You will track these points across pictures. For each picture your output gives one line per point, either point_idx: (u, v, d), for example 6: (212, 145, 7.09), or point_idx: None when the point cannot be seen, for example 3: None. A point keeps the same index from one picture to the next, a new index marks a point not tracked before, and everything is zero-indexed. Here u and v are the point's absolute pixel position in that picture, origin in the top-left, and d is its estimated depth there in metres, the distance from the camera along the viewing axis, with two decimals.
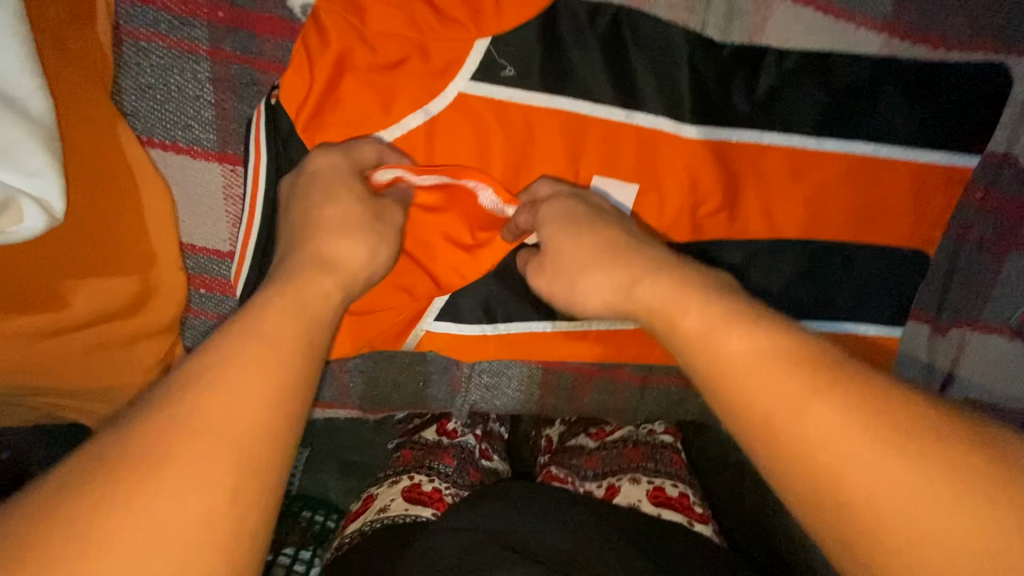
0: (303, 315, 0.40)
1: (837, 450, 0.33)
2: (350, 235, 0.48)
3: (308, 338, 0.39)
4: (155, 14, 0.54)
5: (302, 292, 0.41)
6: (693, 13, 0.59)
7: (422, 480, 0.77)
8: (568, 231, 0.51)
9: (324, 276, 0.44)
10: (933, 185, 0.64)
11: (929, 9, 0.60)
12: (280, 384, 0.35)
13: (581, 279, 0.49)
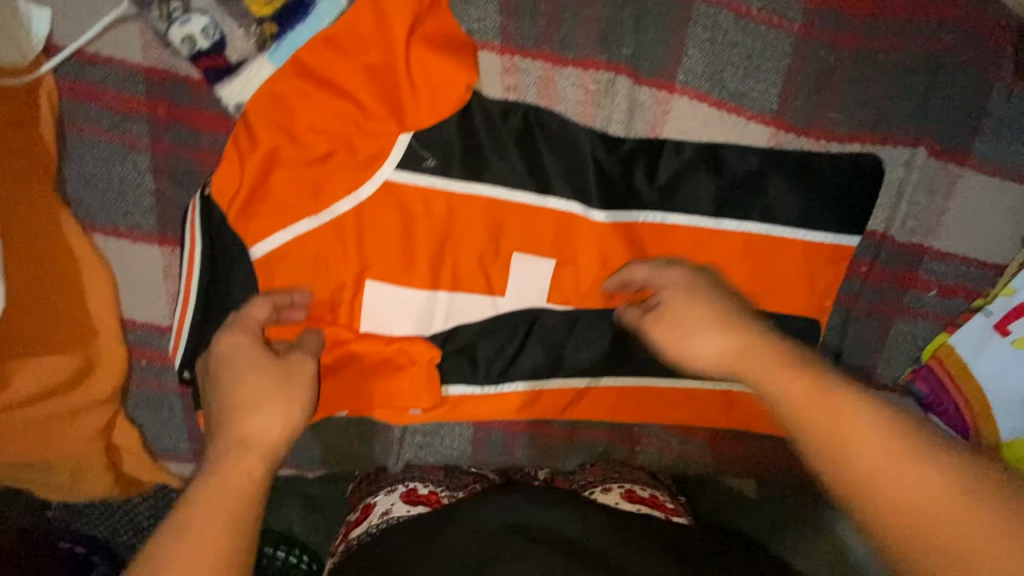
0: (240, 495, 0.46)
1: (860, 451, 0.43)
2: (269, 407, 0.50)
3: (239, 520, 0.45)
4: (98, 113, 0.59)
5: (226, 478, 0.46)
6: (599, 106, 0.66)
7: (418, 484, 0.74)
8: (693, 315, 0.54)
9: (246, 458, 0.48)
10: (822, 260, 0.71)
11: (810, 106, 0.67)
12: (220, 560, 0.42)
13: (695, 346, 0.53)
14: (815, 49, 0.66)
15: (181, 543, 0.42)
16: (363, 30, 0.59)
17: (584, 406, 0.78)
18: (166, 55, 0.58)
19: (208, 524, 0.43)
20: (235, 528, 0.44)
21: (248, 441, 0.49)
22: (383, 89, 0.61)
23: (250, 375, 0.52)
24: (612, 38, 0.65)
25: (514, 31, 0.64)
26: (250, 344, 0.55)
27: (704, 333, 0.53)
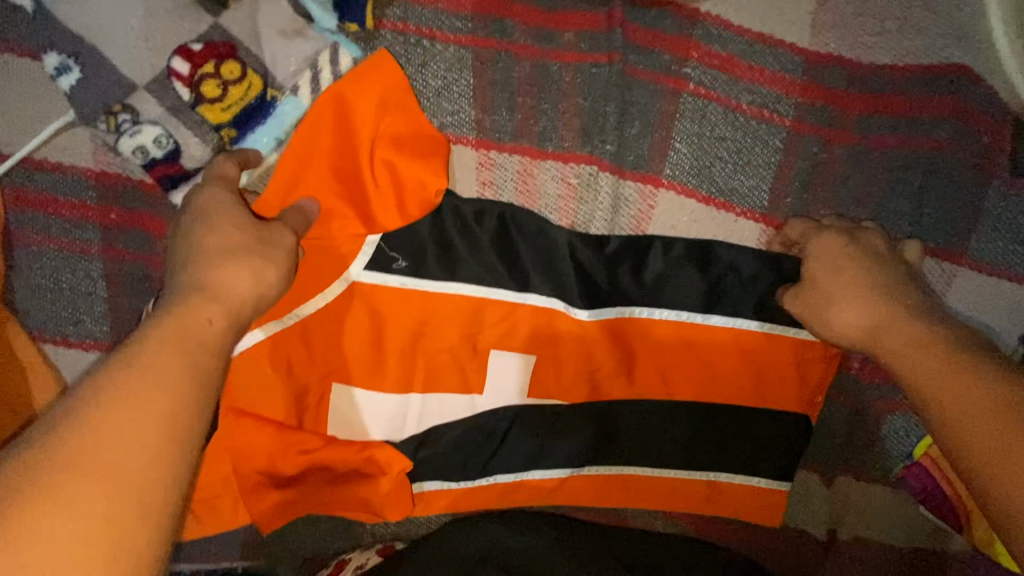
0: (199, 344, 0.40)
1: (955, 384, 0.47)
2: (243, 258, 0.45)
3: (198, 365, 0.40)
4: (46, 220, 0.56)
5: (187, 323, 0.41)
6: (580, 201, 0.63)
7: (396, 542, 0.74)
8: (834, 264, 0.59)
9: (206, 303, 0.42)
10: (813, 357, 0.68)
11: (800, 203, 0.64)
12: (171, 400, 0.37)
13: (834, 308, 0.59)
14: (807, 144, 0.63)
15: (135, 377, 0.36)
16: (329, 126, 0.56)
17: (563, 496, 0.74)
18: (117, 162, 0.55)
19: (163, 364, 0.38)
20: (202, 378, 0.39)
21: (215, 286, 0.43)
22: (353, 185, 0.58)
23: (225, 226, 0.47)
24: (594, 131, 0.62)
25: (490, 125, 0.61)
26: (224, 198, 0.49)
27: (847, 287, 0.58)
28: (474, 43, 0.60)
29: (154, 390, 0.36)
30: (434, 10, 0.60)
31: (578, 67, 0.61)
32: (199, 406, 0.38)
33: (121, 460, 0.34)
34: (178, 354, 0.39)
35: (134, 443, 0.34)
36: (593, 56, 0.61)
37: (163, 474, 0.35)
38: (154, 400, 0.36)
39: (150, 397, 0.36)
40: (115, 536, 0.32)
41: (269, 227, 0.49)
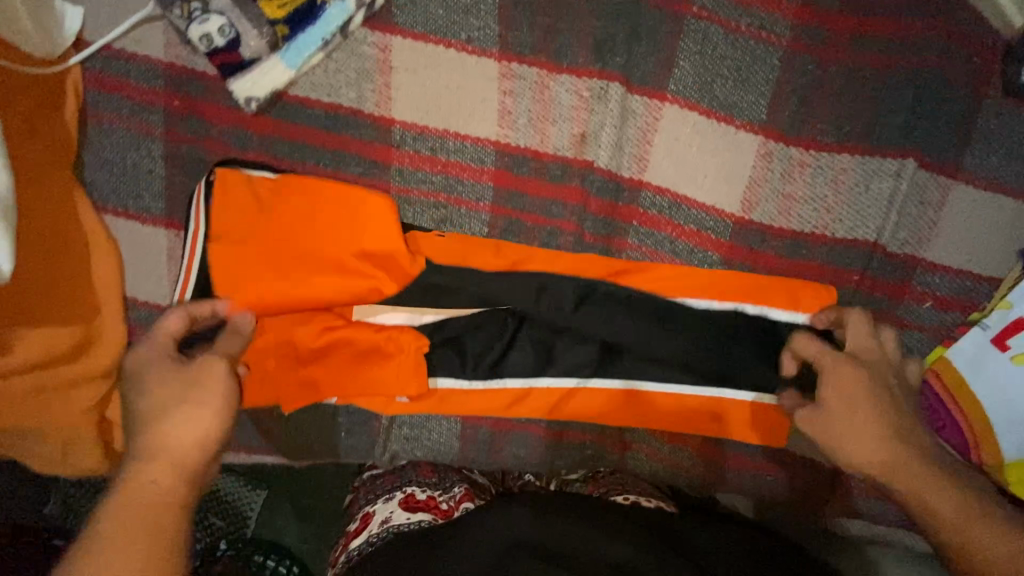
0: (151, 506, 0.46)
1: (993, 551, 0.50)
2: (176, 411, 0.51)
3: (152, 521, 0.45)
4: (118, 102, 0.63)
5: (135, 486, 0.46)
6: (592, 114, 0.68)
7: (415, 489, 0.74)
8: (853, 412, 0.58)
9: (150, 465, 0.48)
10: (809, 268, 0.72)
11: (797, 117, 0.69)
12: (157, 509, 0.46)
13: (850, 445, 0.58)
14: (804, 62, 0.68)
15: (127, 505, 0.45)
16: (273, 221, 0.64)
17: (570, 407, 0.76)
18: (185, 53, 0.63)
19: (156, 487, 0.47)
20: (156, 534, 0.44)
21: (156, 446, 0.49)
22: (284, 283, 0.64)
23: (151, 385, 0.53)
24: (606, 47, 0.67)
25: (511, 40, 0.66)
26: (149, 355, 0.55)
27: (865, 421, 0.57)
28: None
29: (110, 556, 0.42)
30: None
31: None
32: (167, 565, 0.43)
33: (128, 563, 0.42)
34: (167, 473, 0.48)
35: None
36: None
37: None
38: (154, 511, 0.45)
39: (120, 569, 0.41)
40: None
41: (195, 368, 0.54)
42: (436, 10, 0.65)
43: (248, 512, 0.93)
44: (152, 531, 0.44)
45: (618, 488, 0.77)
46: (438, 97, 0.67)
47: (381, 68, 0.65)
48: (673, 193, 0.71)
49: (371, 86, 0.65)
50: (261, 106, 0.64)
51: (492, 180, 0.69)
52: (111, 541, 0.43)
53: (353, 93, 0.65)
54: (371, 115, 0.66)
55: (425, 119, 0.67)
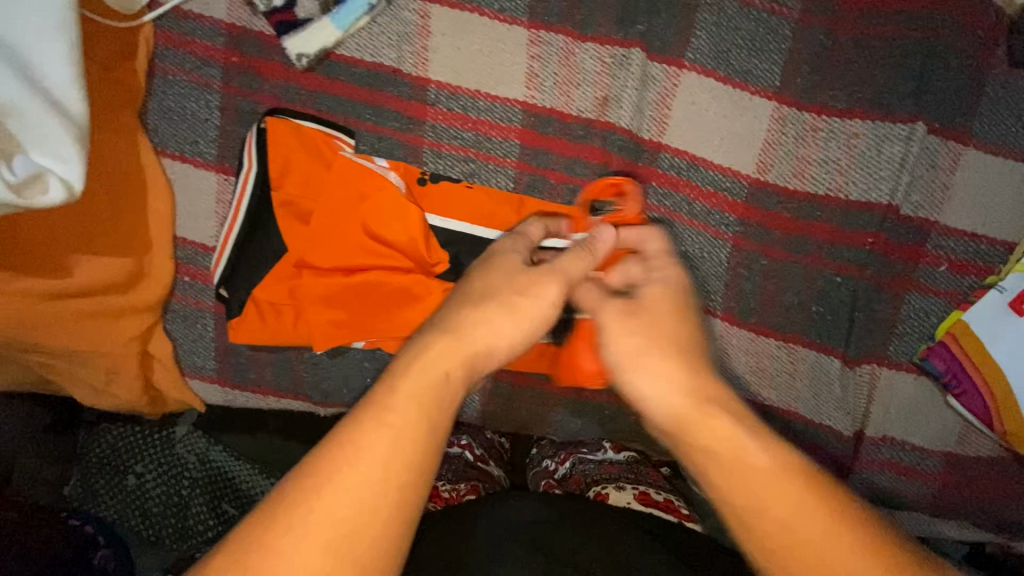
0: (433, 393, 0.45)
1: (790, 513, 0.44)
2: (499, 315, 0.52)
3: (431, 422, 0.44)
4: (182, 57, 0.69)
5: (430, 371, 0.46)
6: (614, 79, 0.73)
7: None
8: (641, 351, 0.54)
9: (448, 355, 0.48)
10: (824, 231, 0.74)
11: (809, 85, 0.73)
12: (440, 398, 0.45)
13: (637, 380, 0.53)
14: (814, 33, 0.72)
15: (417, 378, 0.45)
16: (319, 189, 0.69)
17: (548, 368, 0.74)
18: (245, 13, 0.69)
19: (436, 374, 0.46)
20: (433, 431, 0.44)
21: (465, 339, 0.49)
22: (320, 241, 0.68)
23: (494, 274, 0.55)
24: (627, 18, 0.72)
25: (539, 10, 0.72)
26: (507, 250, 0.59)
27: (634, 351, 0.54)
28: None
29: (385, 432, 0.42)
30: None
31: None
32: (428, 449, 0.43)
33: (406, 430, 0.43)
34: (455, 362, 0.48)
35: (363, 495, 0.40)
36: None
37: (420, 456, 0.43)
38: (436, 391, 0.45)
39: (402, 434, 0.42)
40: (398, 492, 0.41)
41: (531, 278, 0.55)
42: None
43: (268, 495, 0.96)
44: (427, 436, 0.43)
45: (629, 478, 0.81)
46: (471, 60, 0.72)
47: (420, 32, 0.71)
48: (691, 155, 0.75)
49: (410, 49, 0.71)
50: (311, 63, 0.70)
51: (519, 138, 0.73)
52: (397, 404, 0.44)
53: (393, 54, 0.71)
54: (410, 75, 0.72)
55: (458, 80, 0.72)
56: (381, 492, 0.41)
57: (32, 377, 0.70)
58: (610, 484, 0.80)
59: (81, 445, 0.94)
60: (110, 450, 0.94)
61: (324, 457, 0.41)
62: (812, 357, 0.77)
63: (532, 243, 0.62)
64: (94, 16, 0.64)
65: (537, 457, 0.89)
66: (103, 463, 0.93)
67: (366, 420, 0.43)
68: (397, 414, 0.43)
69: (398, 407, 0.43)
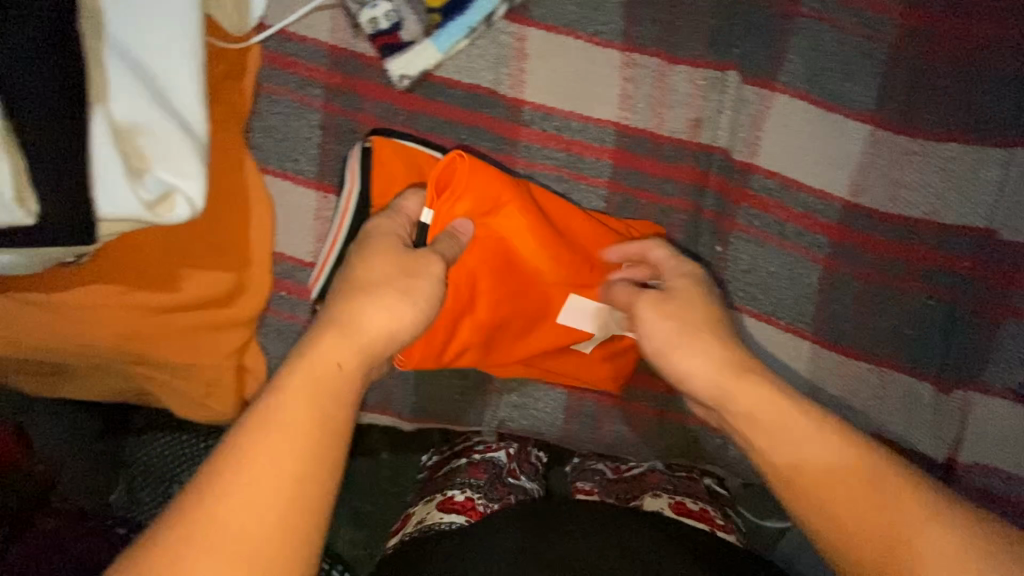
0: (326, 383, 0.48)
1: (835, 479, 0.50)
2: (385, 298, 0.53)
3: (324, 411, 0.47)
4: (287, 78, 0.71)
5: (315, 365, 0.48)
6: (707, 101, 0.74)
7: (455, 491, 0.72)
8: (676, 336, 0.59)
9: (339, 345, 0.50)
10: (919, 253, 0.74)
11: (905, 109, 0.73)
12: (331, 388, 0.48)
13: (675, 367, 0.59)
14: (909, 57, 0.72)
15: (304, 374, 0.48)
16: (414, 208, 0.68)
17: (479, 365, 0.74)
18: (349, 36, 0.71)
19: (321, 365, 0.48)
20: (331, 418, 0.47)
21: (353, 328, 0.51)
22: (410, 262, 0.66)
23: (375, 260, 0.56)
24: (721, 42, 0.73)
25: (634, 33, 0.73)
26: (386, 234, 0.59)
27: (671, 339, 0.59)
28: None
29: (274, 428, 0.44)
30: None
31: None
32: (324, 433, 0.46)
33: (298, 423, 0.45)
34: (347, 351, 0.50)
35: (265, 497, 0.42)
36: None
37: (315, 445, 0.45)
38: (324, 380, 0.48)
39: (295, 425, 0.45)
40: (300, 482, 0.43)
41: (417, 259, 0.57)
42: (568, 7, 0.72)
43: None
44: (319, 423, 0.46)
45: (670, 489, 0.75)
46: (566, 81, 0.73)
47: (517, 55, 0.72)
48: (783, 177, 0.75)
49: (507, 70, 0.72)
50: (411, 85, 0.71)
51: (611, 158, 0.74)
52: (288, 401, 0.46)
53: (491, 76, 0.72)
54: (506, 96, 0.73)
55: (553, 101, 0.73)
56: (288, 485, 0.43)
57: (131, 386, 0.71)
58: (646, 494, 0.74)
59: (129, 454, 0.91)
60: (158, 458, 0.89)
61: (215, 467, 0.42)
62: (903, 380, 0.77)
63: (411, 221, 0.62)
64: (216, 41, 0.65)
65: (578, 471, 0.81)
66: (151, 472, 0.88)
67: (257, 424, 0.44)
68: (292, 411, 0.45)
69: (286, 404, 0.45)
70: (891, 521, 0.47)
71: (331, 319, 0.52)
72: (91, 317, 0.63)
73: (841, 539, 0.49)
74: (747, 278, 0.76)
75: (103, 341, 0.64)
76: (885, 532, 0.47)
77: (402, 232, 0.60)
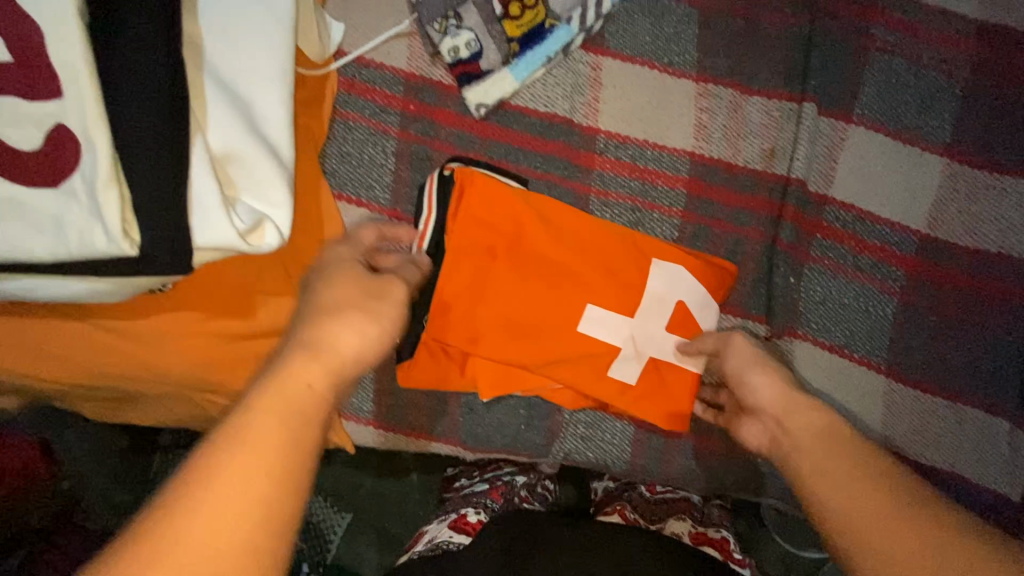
0: (298, 408, 0.41)
1: (864, 489, 0.46)
2: (350, 317, 0.46)
3: (296, 437, 0.40)
4: (363, 104, 0.71)
5: (290, 383, 0.41)
6: (781, 132, 0.73)
7: (469, 511, 0.73)
8: (745, 362, 0.63)
9: (310, 366, 0.43)
10: (997, 288, 0.72)
11: (983, 143, 0.72)
12: (308, 414, 0.41)
13: (747, 383, 0.61)
14: (986, 93, 0.72)
15: (275, 393, 0.41)
16: (479, 239, 0.69)
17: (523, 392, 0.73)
18: (427, 65, 0.71)
19: (294, 384, 0.41)
20: (304, 448, 0.40)
21: (326, 351, 0.44)
22: (470, 292, 0.69)
23: (337, 279, 0.50)
24: (797, 74, 0.73)
25: (709, 64, 0.73)
26: (344, 252, 0.56)
27: (744, 363, 0.63)
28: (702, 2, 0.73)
29: (244, 453, 0.37)
30: None
31: (785, 25, 0.73)
32: (295, 464, 0.39)
33: (272, 447, 0.38)
34: (323, 372, 0.43)
35: (230, 530, 0.35)
36: (797, 17, 0.72)
37: (288, 477, 0.38)
38: (301, 400, 0.41)
39: (268, 453, 0.38)
40: (268, 517, 0.37)
41: (378, 281, 0.51)
42: (644, 37, 0.72)
43: (334, 530, 0.87)
44: (292, 448, 0.39)
45: (693, 517, 0.76)
46: (640, 110, 0.73)
47: (592, 84, 0.72)
48: (857, 209, 0.74)
49: (582, 99, 0.72)
50: (487, 113, 0.71)
51: (686, 187, 0.73)
52: (260, 421, 0.39)
53: (566, 104, 0.72)
54: (581, 125, 0.72)
55: (627, 130, 0.73)
56: (253, 522, 0.36)
57: (197, 414, 0.69)
58: (666, 520, 0.75)
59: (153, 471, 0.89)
60: None
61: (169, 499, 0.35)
62: (982, 417, 0.73)
63: (365, 249, 0.59)
64: (306, 71, 0.68)
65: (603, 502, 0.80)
66: None
67: (225, 450, 0.37)
68: (261, 432, 0.38)
69: (255, 426, 0.39)
70: (923, 541, 0.41)
71: (300, 339, 0.45)
72: (170, 345, 0.62)
73: (866, 557, 0.43)
74: (821, 310, 0.75)
75: (177, 369, 0.63)
76: (916, 552, 0.41)
77: (361, 257, 0.57)
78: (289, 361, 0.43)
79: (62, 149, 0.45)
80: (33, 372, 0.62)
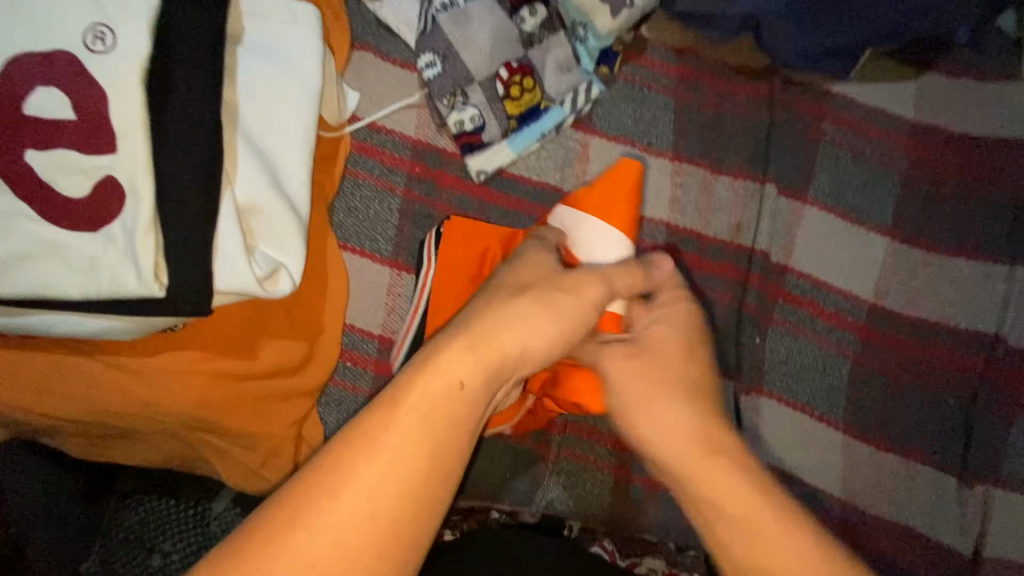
0: (444, 410, 0.44)
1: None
2: (520, 308, 0.50)
3: (439, 437, 0.43)
4: (372, 164, 0.78)
5: (440, 380, 0.45)
6: (747, 208, 0.83)
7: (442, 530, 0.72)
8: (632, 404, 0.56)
9: (464, 361, 0.46)
10: (937, 353, 0.80)
11: (918, 226, 0.83)
12: (452, 414, 0.44)
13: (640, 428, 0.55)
14: (917, 184, 0.83)
15: (420, 393, 0.44)
16: (460, 273, 0.71)
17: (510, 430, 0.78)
18: (433, 133, 0.79)
19: (437, 384, 0.45)
20: (446, 448, 0.43)
21: (484, 343, 0.48)
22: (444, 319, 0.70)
23: (519, 272, 0.55)
24: (759, 159, 0.83)
25: (683, 146, 0.83)
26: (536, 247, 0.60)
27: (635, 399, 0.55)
28: (678, 94, 0.83)
29: (384, 451, 0.41)
30: (652, 70, 0.84)
31: (749, 118, 0.83)
32: (436, 464, 0.43)
33: (412, 449, 0.42)
34: (474, 371, 0.46)
35: (366, 521, 0.40)
36: (759, 112, 0.84)
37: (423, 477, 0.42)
38: (442, 403, 0.44)
39: (409, 454, 0.42)
40: (408, 511, 0.41)
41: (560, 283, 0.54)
42: (627, 121, 0.82)
43: None
44: (432, 449, 0.43)
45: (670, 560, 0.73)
46: None
47: (581, 158, 0.81)
48: (813, 278, 0.83)
49: (571, 171, 0.81)
50: (486, 178, 0.78)
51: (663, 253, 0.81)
52: (403, 421, 0.43)
53: (557, 175, 0.80)
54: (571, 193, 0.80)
55: None
56: (392, 515, 0.40)
57: (184, 451, 0.71)
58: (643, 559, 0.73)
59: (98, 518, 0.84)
60: (140, 523, 0.83)
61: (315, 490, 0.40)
62: (931, 473, 0.79)
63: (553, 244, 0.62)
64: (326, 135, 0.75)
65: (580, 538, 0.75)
66: (131, 539, 0.82)
67: (368, 448, 0.41)
68: (401, 433, 0.42)
69: (401, 424, 0.43)
70: None
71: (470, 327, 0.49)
72: (169, 383, 0.64)
73: None
74: (783, 369, 0.82)
75: (173, 407, 0.64)
76: None
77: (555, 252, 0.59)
78: (441, 352, 0.46)
79: (106, 199, 0.50)
80: (25, 406, 0.63)
